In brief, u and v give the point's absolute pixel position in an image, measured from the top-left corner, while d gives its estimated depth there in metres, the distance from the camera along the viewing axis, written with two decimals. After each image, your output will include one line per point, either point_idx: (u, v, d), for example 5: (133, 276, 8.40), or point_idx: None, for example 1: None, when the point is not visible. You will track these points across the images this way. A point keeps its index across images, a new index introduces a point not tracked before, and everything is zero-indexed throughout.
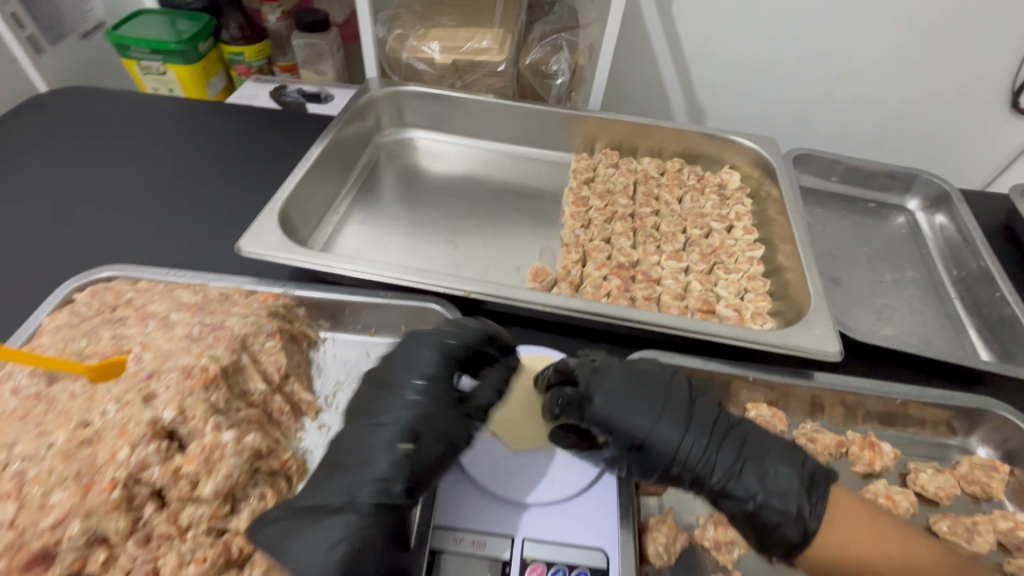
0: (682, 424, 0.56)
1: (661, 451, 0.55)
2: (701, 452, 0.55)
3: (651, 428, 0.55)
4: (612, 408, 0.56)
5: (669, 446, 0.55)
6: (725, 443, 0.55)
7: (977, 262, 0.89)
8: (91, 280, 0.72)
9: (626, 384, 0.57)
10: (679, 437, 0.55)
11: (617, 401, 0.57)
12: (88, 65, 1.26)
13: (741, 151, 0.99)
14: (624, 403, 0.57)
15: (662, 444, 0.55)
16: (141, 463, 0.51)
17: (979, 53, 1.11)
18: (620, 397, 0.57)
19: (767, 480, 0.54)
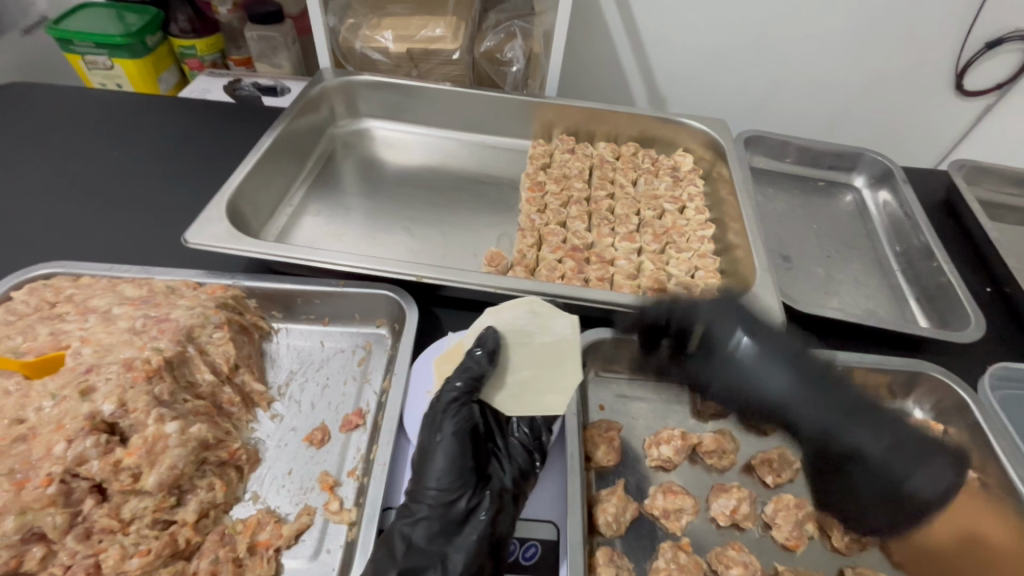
0: (788, 358, 0.62)
1: (761, 388, 0.63)
2: (803, 390, 0.61)
3: (761, 363, 0.63)
4: (735, 369, 0.64)
5: (778, 385, 0.62)
6: (836, 399, 0.61)
7: (918, 236, 0.92)
8: (30, 277, 0.70)
9: (728, 324, 0.65)
10: (790, 388, 0.61)
11: (721, 333, 0.65)
12: (30, 61, 1.22)
13: (693, 134, 1.01)
14: (732, 337, 0.65)
15: (763, 382, 0.63)
16: (79, 457, 0.50)
17: (923, 36, 1.15)
18: (749, 359, 0.63)
19: (863, 418, 0.60)
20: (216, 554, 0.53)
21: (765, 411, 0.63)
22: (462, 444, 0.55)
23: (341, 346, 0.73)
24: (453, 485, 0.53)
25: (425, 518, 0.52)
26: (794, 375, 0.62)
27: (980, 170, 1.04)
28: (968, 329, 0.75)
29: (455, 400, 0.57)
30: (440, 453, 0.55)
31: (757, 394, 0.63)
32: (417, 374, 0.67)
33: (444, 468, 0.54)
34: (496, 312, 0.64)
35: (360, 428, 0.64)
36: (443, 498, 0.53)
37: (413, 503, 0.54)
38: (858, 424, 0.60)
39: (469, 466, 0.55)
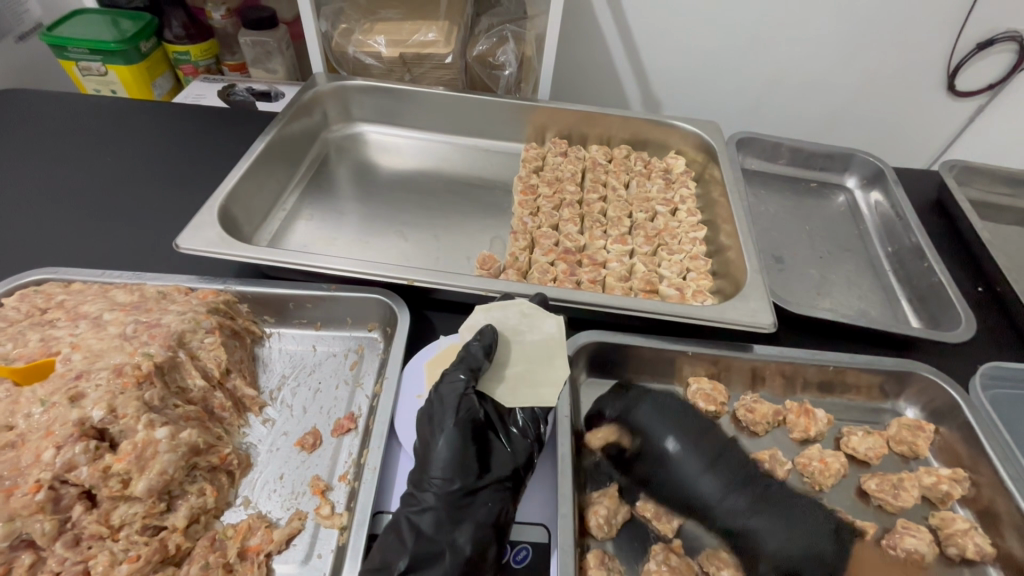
0: (715, 457, 0.64)
1: (701, 477, 0.62)
2: (726, 476, 0.63)
3: (687, 453, 0.64)
4: (655, 429, 0.65)
5: (700, 477, 0.62)
6: (744, 488, 0.62)
7: (909, 236, 0.93)
8: (21, 283, 0.70)
9: (664, 420, 0.66)
10: (699, 472, 0.63)
11: (654, 421, 0.66)
12: (24, 68, 1.22)
13: (685, 136, 1.01)
14: (668, 431, 0.65)
15: (693, 480, 0.62)
16: (68, 463, 0.50)
17: (914, 38, 1.15)
18: (663, 420, 0.66)
19: (764, 510, 0.61)
20: (206, 559, 0.53)
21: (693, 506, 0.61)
22: (466, 433, 0.55)
23: (333, 350, 0.73)
24: (457, 473, 0.53)
25: (430, 508, 0.52)
26: (719, 471, 0.63)
27: (970, 171, 1.04)
28: (959, 328, 0.75)
29: (456, 391, 0.57)
30: (443, 442, 0.54)
31: (685, 483, 0.62)
32: (409, 377, 0.67)
33: (445, 458, 0.54)
34: (486, 311, 0.65)
35: (352, 432, 0.64)
36: (447, 486, 0.53)
37: (416, 495, 0.53)
38: (766, 518, 0.60)
39: (473, 455, 0.55)
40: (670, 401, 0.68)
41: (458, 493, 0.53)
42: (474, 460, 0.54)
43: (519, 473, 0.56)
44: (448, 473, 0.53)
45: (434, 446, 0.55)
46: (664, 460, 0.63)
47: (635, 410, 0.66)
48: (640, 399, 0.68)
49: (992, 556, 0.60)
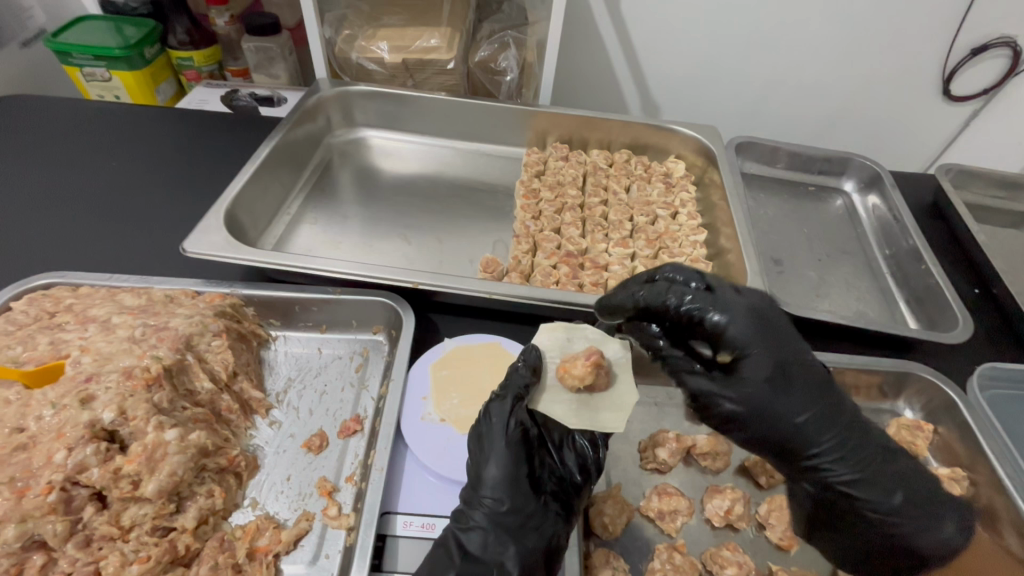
0: (810, 382, 0.53)
1: (792, 418, 0.51)
2: (823, 418, 0.52)
3: (792, 389, 0.52)
4: (753, 346, 0.52)
5: (804, 417, 0.51)
6: (852, 436, 0.52)
7: (907, 239, 0.94)
8: (29, 287, 0.70)
9: (765, 337, 0.53)
10: (807, 411, 0.51)
11: (757, 336, 0.53)
12: (28, 74, 1.23)
13: (685, 141, 1.03)
14: (767, 361, 0.52)
15: (786, 418, 0.51)
16: (79, 464, 0.50)
17: (909, 44, 1.17)
18: (766, 339, 0.52)
19: (861, 446, 0.52)
20: (215, 559, 0.53)
21: (784, 448, 0.53)
22: (517, 453, 0.54)
23: (339, 352, 0.74)
24: (510, 494, 0.52)
25: (480, 528, 0.51)
26: (808, 402, 0.52)
27: (966, 175, 1.06)
28: (957, 329, 0.76)
29: (504, 411, 0.56)
30: (493, 462, 0.53)
31: (784, 423, 0.51)
32: (414, 380, 0.68)
33: (496, 479, 0.53)
34: (551, 330, 0.64)
35: (358, 434, 0.65)
36: (497, 506, 0.52)
37: (465, 516, 0.52)
38: (867, 459, 0.52)
39: (524, 476, 0.53)
40: (756, 309, 0.54)
41: (511, 515, 0.51)
42: (525, 482, 0.53)
43: (572, 497, 0.55)
44: (499, 493, 0.52)
45: (483, 465, 0.54)
46: (742, 401, 0.52)
47: (728, 333, 0.53)
48: (722, 309, 0.54)
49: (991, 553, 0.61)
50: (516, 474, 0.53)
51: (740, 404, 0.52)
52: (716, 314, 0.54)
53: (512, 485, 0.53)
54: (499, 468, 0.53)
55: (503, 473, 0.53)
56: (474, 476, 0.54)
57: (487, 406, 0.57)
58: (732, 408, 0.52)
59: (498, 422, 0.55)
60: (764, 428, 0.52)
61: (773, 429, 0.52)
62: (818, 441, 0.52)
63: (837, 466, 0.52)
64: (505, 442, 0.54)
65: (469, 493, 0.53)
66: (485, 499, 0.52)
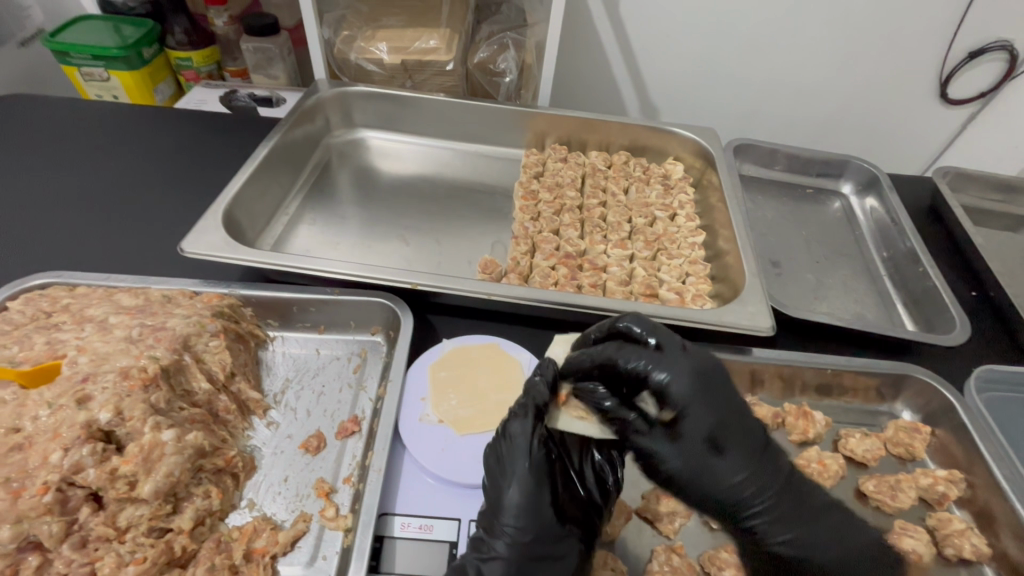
0: (746, 443, 0.53)
1: (719, 469, 0.52)
2: (752, 475, 0.52)
3: (724, 450, 0.52)
4: (688, 398, 0.52)
5: (733, 477, 0.52)
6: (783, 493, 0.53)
7: (904, 242, 0.94)
8: (26, 287, 0.70)
9: (708, 392, 0.52)
10: (732, 469, 0.52)
11: (699, 394, 0.52)
12: (26, 74, 1.23)
13: (683, 142, 1.03)
14: (708, 421, 0.51)
15: (717, 470, 0.52)
16: (75, 465, 0.50)
17: (907, 48, 1.18)
18: (704, 395, 0.52)
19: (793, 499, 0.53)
20: (212, 561, 0.53)
21: (722, 506, 0.53)
22: (541, 477, 0.54)
23: (337, 353, 0.74)
24: (534, 522, 0.53)
25: (502, 556, 0.51)
26: (733, 450, 0.52)
27: (963, 178, 1.06)
28: (955, 331, 0.77)
29: (528, 431, 0.55)
30: (516, 488, 0.53)
31: (719, 482, 0.52)
32: (413, 380, 0.68)
33: (519, 506, 0.53)
34: (566, 342, 0.66)
35: (356, 435, 0.65)
36: (521, 534, 0.52)
37: (484, 544, 0.53)
38: (800, 513, 0.53)
39: (547, 503, 0.53)
40: (705, 372, 0.53)
41: (534, 542, 0.52)
42: (548, 509, 0.53)
43: (594, 519, 0.56)
44: (524, 521, 0.52)
45: (504, 492, 0.53)
46: (676, 456, 0.52)
47: (666, 391, 0.52)
48: (669, 368, 0.53)
49: (988, 556, 0.61)
50: (539, 500, 0.53)
51: (667, 457, 0.53)
52: (660, 376, 0.53)
53: (535, 512, 0.53)
54: (522, 495, 0.53)
55: (527, 499, 0.53)
56: (495, 503, 0.54)
57: (505, 426, 0.57)
58: (660, 458, 0.53)
59: (520, 445, 0.55)
60: (700, 487, 0.52)
61: (709, 488, 0.52)
62: (753, 500, 0.52)
63: (767, 522, 0.52)
64: (527, 469, 0.54)
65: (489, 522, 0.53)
66: (509, 527, 0.52)
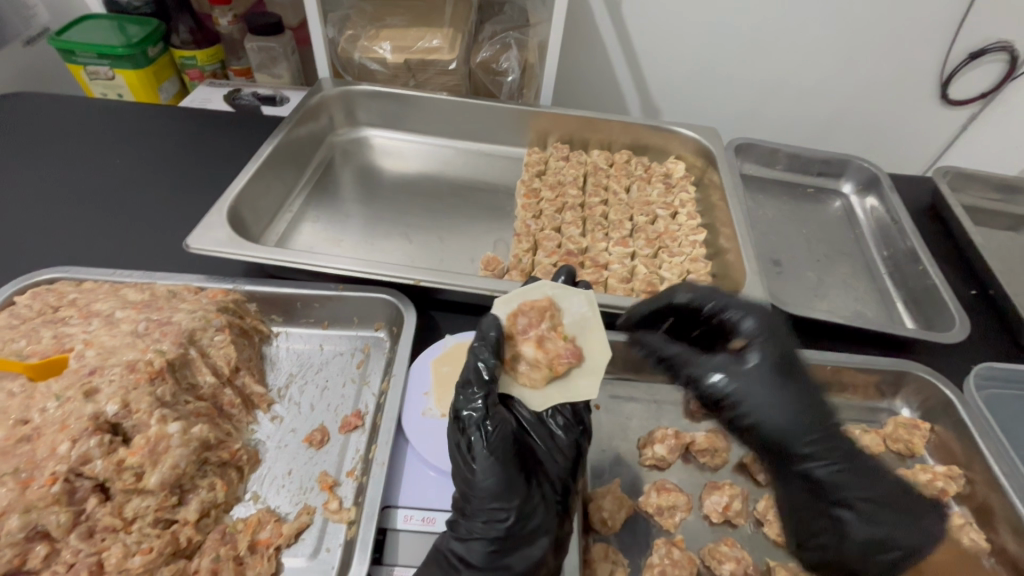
0: (798, 388, 0.57)
1: (792, 401, 0.57)
2: (801, 410, 0.56)
3: (790, 391, 0.57)
4: (768, 335, 0.60)
5: (789, 421, 0.56)
6: (835, 442, 0.56)
7: (904, 240, 0.94)
8: (33, 282, 0.71)
9: (779, 336, 0.60)
10: (790, 416, 0.56)
11: (774, 333, 0.60)
12: (32, 72, 1.24)
13: (685, 142, 1.03)
14: (778, 364, 0.58)
15: (783, 403, 0.56)
16: (83, 456, 0.51)
17: (907, 49, 1.18)
18: (775, 336, 0.60)
19: (835, 430, 0.57)
20: (217, 552, 0.54)
21: (776, 441, 0.56)
22: (505, 455, 0.52)
23: (340, 349, 0.74)
24: (508, 499, 0.50)
25: (480, 535, 0.50)
26: (785, 381, 0.57)
27: (963, 177, 1.07)
28: (954, 329, 0.77)
29: (479, 411, 0.53)
30: (478, 467, 0.51)
31: (790, 416, 0.56)
32: (415, 375, 0.69)
33: (487, 485, 0.51)
34: (507, 302, 0.62)
35: (359, 429, 0.66)
36: (491, 511, 0.51)
37: (461, 522, 0.52)
38: (851, 455, 0.56)
39: (512, 475, 0.51)
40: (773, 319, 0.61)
41: (510, 520, 0.50)
42: (518, 486, 0.51)
43: (564, 485, 0.55)
44: (493, 497, 0.51)
45: (467, 471, 0.52)
46: (755, 389, 0.57)
47: (744, 331, 0.61)
48: (752, 317, 0.61)
49: (987, 551, 0.61)
50: (503, 473, 0.51)
51: (742, 388, 0.58)
52: (743, 322, 0.61)
53: (501, 485, 0.51)
54: (486, 472, 0.51)
55: (490, 475, 0.51)
56: (464, 482, 0.52)
57: (457, 402, 0.54)
58: (733, 390, 0.58)
59: (475, 422, 0.52)
60: (774, 422, 0.56)
61: (776, 425, 0.56)
62: (805, 437, 0.56)
63: (821, 455, 0.55)
64: (488, 445, 0.52)
65: (463, 500, 0.53)
66: (478, 504, 0.51)
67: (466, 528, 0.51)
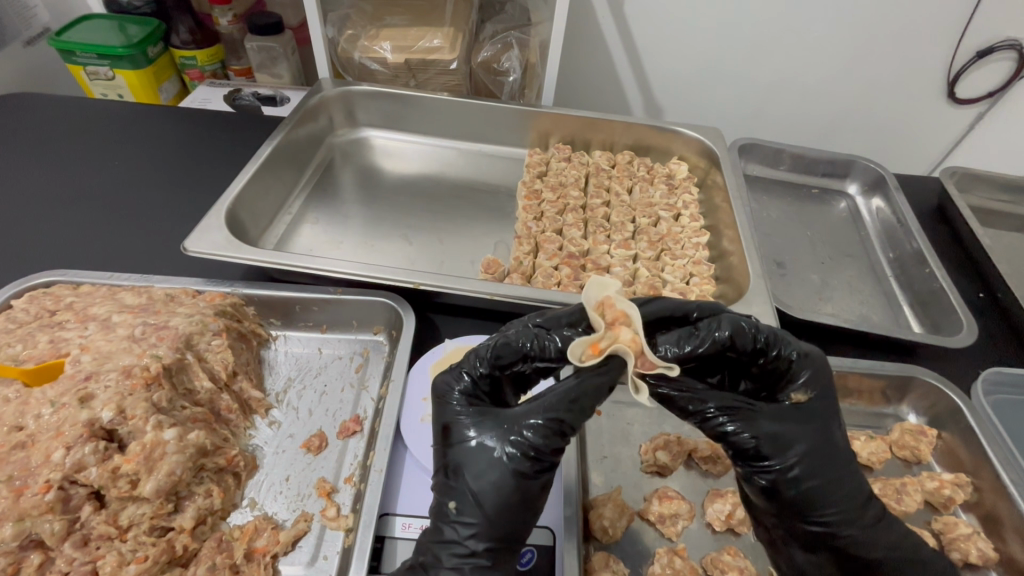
0: (830, 456, 0.49)
1: (828, 470, 0.49)
2: (834, 482, 0.48)
3: (822, 456, 0.49)
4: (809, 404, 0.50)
5: (815, 486, 0.48)
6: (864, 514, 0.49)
7: (911, 243, 0.93)
8: (31, 285, 0.70)
9: (822, 406, 0.51)
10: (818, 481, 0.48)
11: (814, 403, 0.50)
12: (31, 73, 1.23)
13: (688, 142, 1.02)
14: (811, 428, 0.49)
15: (824, 469, 0.49)
16: (78, 464, 0.50)
17: (914, 48, 1.17)
18: (815, 402, 0.51)
19: (861, 496, 0.49)
20: (213, 560, 0.53)
21: (804, 511, 0.48)
22: (469, 466, 0.46)
23: (339, 352, 0.74)
24: (487, 513, 0.45)
25: (454, 547, 0.45)
26: (825, 442, 0.49)
27: (971, 178, 1.05)
28: (961, 333, 0.76)
29: (467, 405, 0.49)
30: (454, 474, 0.47)
31: (824, 490, 0.48)
32: (414, 380, 0.68)
33: (472, 497, 0.45)
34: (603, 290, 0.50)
35: (357, 434, 0.65)
36: (462, 515, 0.46)
37: (437, 528, 0.47)
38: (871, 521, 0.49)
39: (475, 485, 0.46)
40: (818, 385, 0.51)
41: (489, 534, 0.45)
42: (478, 497, 0.45)
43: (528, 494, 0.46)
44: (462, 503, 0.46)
45: (449, 478, 0.47)
46: (799, 458, 0.48)
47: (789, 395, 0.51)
48: (809, 369, 0.51)
49: (995, 560, 0.60)
50: (471, 481, 0.46)
51: (785, 452, 0.48)
52: (791, 389, 0.51)
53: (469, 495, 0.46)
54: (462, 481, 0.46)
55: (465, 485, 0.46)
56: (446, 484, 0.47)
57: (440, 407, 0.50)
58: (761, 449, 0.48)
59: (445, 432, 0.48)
60: (813, 491, 0.48)
61: (812, 497, 0.48)
62: (827, 507, 0.48)
63: (838, 525, 0.48)
64: (460, 454, 0.47)
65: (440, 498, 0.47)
66: (455, 509, 0.46)
67: (443, 538, 0.46)
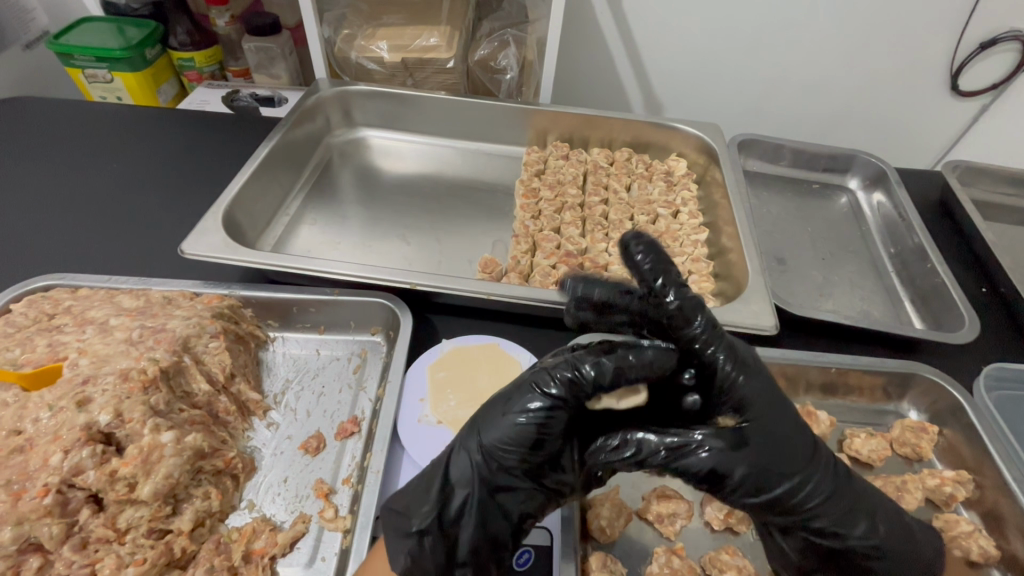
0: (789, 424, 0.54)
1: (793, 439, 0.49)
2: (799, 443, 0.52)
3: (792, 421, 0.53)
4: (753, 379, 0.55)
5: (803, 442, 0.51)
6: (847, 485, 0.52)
7: (912, 237, 0.92)
8: (28, 289, 0.71)
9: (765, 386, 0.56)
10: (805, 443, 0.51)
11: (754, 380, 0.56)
12: (32, 77, 1.24)
13: (687, 138, 1.01)
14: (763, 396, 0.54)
15: (794, 442, 0.49)
16: (75, 467, 0.51)
17: (915, 40, 1.15)
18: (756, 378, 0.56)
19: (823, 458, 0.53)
20: (211, 562, 0.54)
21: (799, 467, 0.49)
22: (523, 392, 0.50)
23: (337, 353, 0.74)
24: (519, 437, 0.48)
25: (475, 465, 0.49)
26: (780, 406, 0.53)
27: (973, 171, 1.04)
28: (963, 329, 0.75)
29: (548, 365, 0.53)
30: (509, 400, 0.50)
31: (787, 465, 0.48)
32: (413, 380, 0.68)
33: (507, 423, 0.48)
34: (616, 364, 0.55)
35: (355, 435, 0.65)
36: (507, 436, 0.48)
37: (459, 448, 0.51)
38: (841, 504, 0.50)
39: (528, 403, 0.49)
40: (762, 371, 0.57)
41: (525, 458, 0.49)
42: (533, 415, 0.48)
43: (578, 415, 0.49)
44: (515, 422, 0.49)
45: (500, 406, 0.50)
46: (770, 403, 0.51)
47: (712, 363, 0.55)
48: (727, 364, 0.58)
49: (996, 558, 0.60)
50: (531, 404, 0.49)
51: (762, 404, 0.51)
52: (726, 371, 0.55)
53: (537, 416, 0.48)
54: (519, 403, 0.49)
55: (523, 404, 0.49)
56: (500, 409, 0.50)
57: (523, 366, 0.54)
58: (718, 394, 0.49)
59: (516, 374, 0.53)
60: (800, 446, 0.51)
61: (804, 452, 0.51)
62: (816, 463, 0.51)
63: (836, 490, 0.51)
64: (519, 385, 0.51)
65: (482, 428, 0.50)
66: (502, 429, 0.49)
67: (465, 460, 0.50)
